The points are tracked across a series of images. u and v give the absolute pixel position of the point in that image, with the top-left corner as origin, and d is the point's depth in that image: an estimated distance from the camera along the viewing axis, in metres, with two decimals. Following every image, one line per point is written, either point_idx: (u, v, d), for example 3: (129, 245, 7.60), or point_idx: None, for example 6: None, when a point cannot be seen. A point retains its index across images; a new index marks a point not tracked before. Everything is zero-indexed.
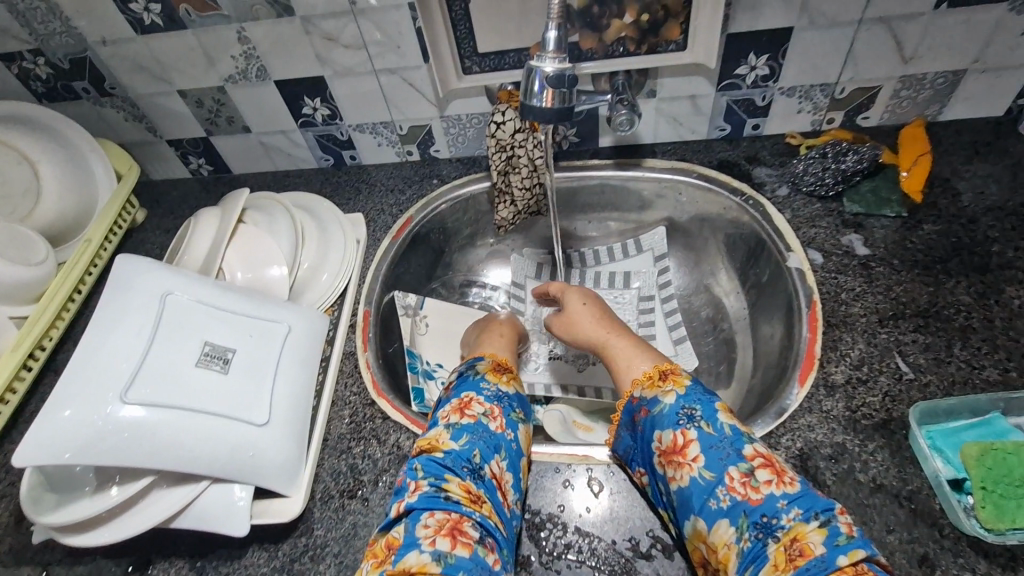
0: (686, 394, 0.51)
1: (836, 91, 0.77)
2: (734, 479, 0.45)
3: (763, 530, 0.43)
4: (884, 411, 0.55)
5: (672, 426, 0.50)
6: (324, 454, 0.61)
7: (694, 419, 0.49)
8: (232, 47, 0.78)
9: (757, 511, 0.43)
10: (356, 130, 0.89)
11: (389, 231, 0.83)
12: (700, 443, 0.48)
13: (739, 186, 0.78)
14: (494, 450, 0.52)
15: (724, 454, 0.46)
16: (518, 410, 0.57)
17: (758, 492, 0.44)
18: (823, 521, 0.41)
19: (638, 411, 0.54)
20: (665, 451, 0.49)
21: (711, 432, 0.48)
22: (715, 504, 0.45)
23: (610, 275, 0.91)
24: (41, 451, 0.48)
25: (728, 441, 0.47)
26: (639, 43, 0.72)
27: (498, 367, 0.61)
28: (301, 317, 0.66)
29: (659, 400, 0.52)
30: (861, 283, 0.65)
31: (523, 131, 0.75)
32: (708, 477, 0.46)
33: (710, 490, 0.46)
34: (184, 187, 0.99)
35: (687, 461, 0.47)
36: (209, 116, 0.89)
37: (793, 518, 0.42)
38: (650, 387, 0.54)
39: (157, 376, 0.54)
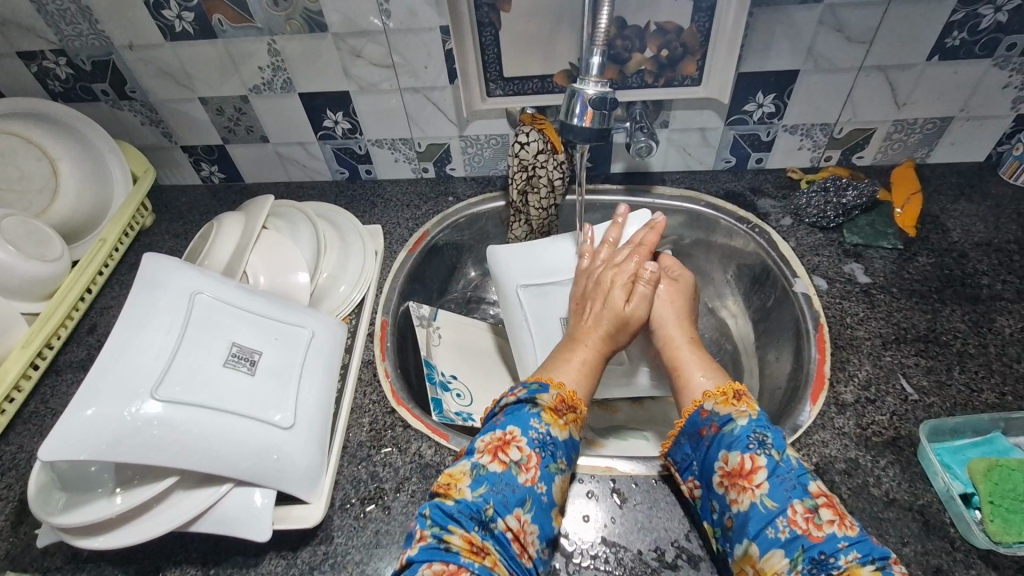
0: (758, 419, 0.53)
1: (835, 131, 0.82)
2: (797, 513, 0.47)
3: (819, 565, 0.44)
4: (892, 429, 0.58)
5: (742, 449, 0.51)
6: (344, 462, 0.60)
7: (766, 448, 0.50)
8: (260, 59, 0.80)
9: (815, 547, 0.44)
10: (375, 145, 0.91)
11: (405, 243, 0.84)
12: (768, 472, 0.49)
13: (745, 215, 0.82)
14: (517, 503, 0.49)
15: (789, 485, 0.48)
16: (562, 460, 0.53)
17: (820, 530, 0.45)
18: (880, 567, 0.43)
19: (707, 426, 0.54)
20: (731, 473, 0.51)
21: (782, 466, 0.49)
22: (772, 533, 0.46)
23: None
24: (67, 447, 0.47)
25: (793, 474, 0.49)
26: (656, 76, 0.76)
27: (560, 407, 0.55)
28: (323, 324, 0.66)
29: (733, 420, 0.53)
30: (864, 309, 0.69)
31: (545, 152, 0.77)
32: (769, 505, 0.48)
33: (769, 519, 0.47)
34: (194, 193, 0.99)
35: (751, 486, 0.49)
36: (228, 124, 0.90)
37: (850, 559, 0.43)
38: (724, 403, 0.55)
39: (187, 376, 0.53)
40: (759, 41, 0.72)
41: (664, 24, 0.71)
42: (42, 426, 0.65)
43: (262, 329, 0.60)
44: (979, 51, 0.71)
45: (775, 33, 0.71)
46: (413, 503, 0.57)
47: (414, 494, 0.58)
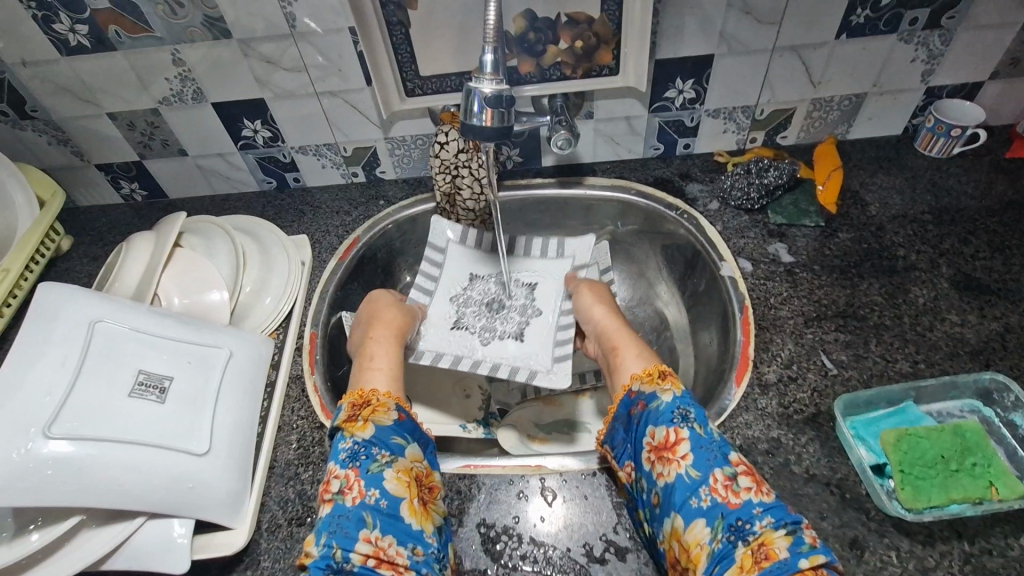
0: (682, 396, 0.54)
1: (756, 113, 0.83)
2: (718, 481, 0.47)
3: (736, 533, 0.44)
4: (813, 406, 0.59)
5: (666, 423, 0.52)
6: (271, 483, 0.59)
7: (688, 420, 0.52)
8: (165, 70, 0.77)
9: (734, 514, 0.45)
10: (299, 152, 0.88)
11: (335, 252, 0.83)
12: (691, 443, 0.50)
13: (674, 201, 0.83)
14: (358, 528, 0.48)
15: (711, 455, 0.49)
16: (382, 455, 0.53)
17: (738, 496, 0.46)
18: (791, 531, 0.44)
19: (636, 406, 0.56)
20: (657, 445, 0.51)
21: (701, 433, 0.51)
22: (696, 503, 0.47)
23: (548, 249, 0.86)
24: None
25: (716, 445, 0.50)
26: (574, 68, 0.76)
27: (354, 413, 0.56)
28: (243, 342, 0.64)
29: (659, 396, 0.54)
30: (787, 289, 0.70)
31: (465, 152, 0.75)
32: (693, 475, 0.48)
33: (693, 489, 0.48)
34: (115, 213, 0.95)
35: (676, 457, 0.50)
36: (142, 139, 0.86)
37: (765, 525, 0.44)
38: (650, 382, 0.56)
39: (87, 411, 0.51)
40: (671, 27, 0.72)
41: (575, 15, 0.71)
42: None
43: (192, 350, 0.59)
44: (884, 27, 0.73)
45: (686, 18, 0.71)
46: None
47: None
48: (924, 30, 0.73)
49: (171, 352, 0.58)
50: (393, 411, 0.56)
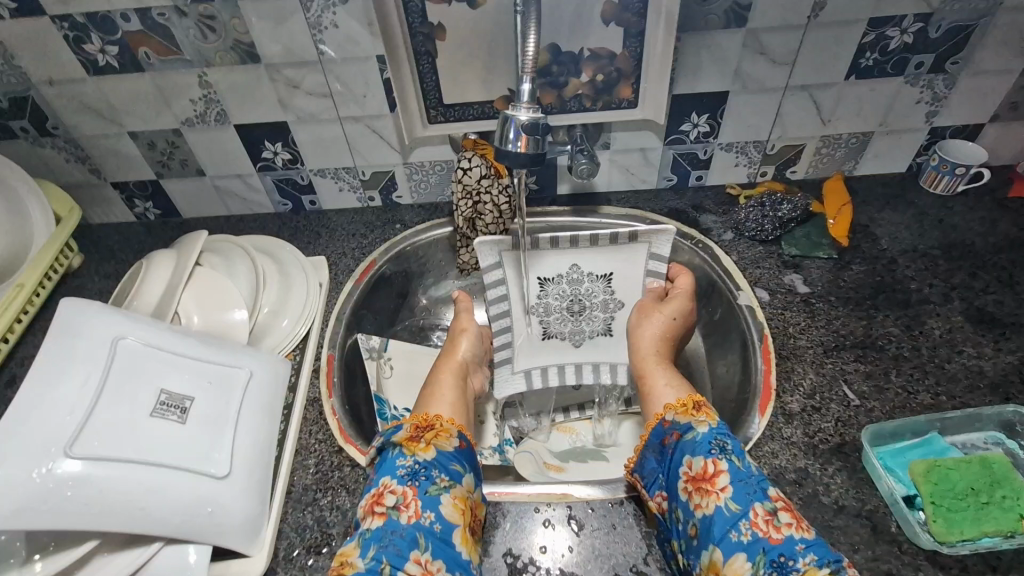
0: (718, 427, 0.54)
1: (767, 148, 0.85)
2: (758, 515, 0.47)
3: (779, 569, 0.44)
4: (838, 436, 0.59)
5: (704, 454, 0.52)
6: (288, 509, 0.58)
7: (725, 452, 0.52)
8: (191, 91, 0.77)
9: (776, 550, 0.45)
10: (317, 175, 0.89)
11: (351, 274, 0.83)
12: (730, 476, 0.50)
13: (689, 231, 0.84)
14: (410, 548, 0.48)
15: (751, 489, 0.49)
16: (441, 478, 0.53)
17: (779, 531, 0.46)
18: (834, 570, 0.43)
19: (670, 435, 0.56)
20: (694, 476, 0.51)
21: (740, 466, 0.51)
22: (736, 537, 0.47)
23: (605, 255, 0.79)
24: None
25: (754, 479, 0.50)
26: (594, 100, 0.78)
27: (416, 434, 0.56)
28: (263, 363, 0.64)
29: (694, 428, 0.54)
30: (806, 319, 0.71)
31: (489, 177, 0.77)
32: (733, 509, 0.48)
33: (733, 522, 0.48)
34: (128, 231, 0.95)
35: (715, 489, 0.50)
36: (161, 159, 0.87)
37: (808, 562, 0.44)
38: (684, 413, 0.56)
39: (108, 430, 0.49)
40: (689, 64, 0.75)
41: (598, 50, 0.73)
42: None
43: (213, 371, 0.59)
44: (892, 70, 0.76)
45: (704, 56, 0.74)
46: None
47: None
48: (929, 73, 0.76)
49: (194, 372, 0.57)
50: (454, 439, 0.57)
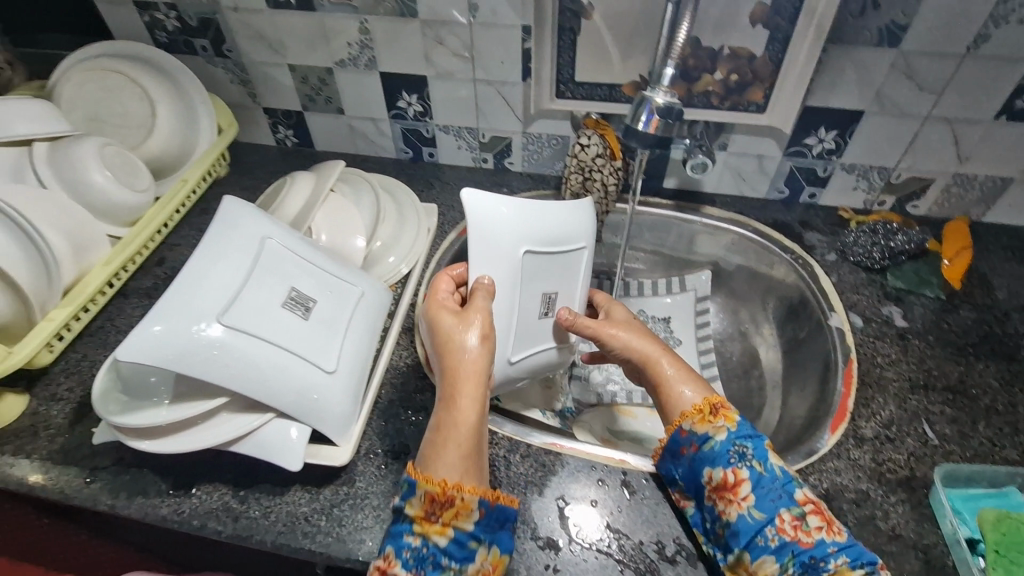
0: (737, 430, 0.54)
1: (892, 176, 0.83)
2: (785, 521, 0.49)
3: (809, 568, 0.46)
4: (908, 469, 0.58)
5: (723, 464, 0.53)
6: (374, 415, 0.65)
7: (745, 457, 0.52)
8: (350, 35, 0.86)
9: (806, 552, 0.47)
10: (441, 130, 0.96)
11: (456, 226, 0.89)
12: (751, 484, 0.51)
13: (790, 245, 0.83)
14: None
15: (775, 495, 0.50)
16: (449, 566, 0.49)
17: (809, 535, 0.48)
18: (868, 572, 0.45)
19: (686, 445, 0.56)
20: (716, 485, 0.53)
21: (761, 472, 0.51)
22: (762, 541, 0.49)
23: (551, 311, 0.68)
24: (138, 351, 0.51)
25: (779, 484, 0.50)
26: (722, 98, 0.79)
27: (429, 510, 0.49)
28: (373, 287, 0.71)
29: (711, 436, 0.54)
30: (897, 351, 0.69)
31: (603, 156, 0.80)
32: (757, 515, 0.50)
33: (758, 529, 0.49)
34: (268, 153, 1.06)
35: (738, 498, 0.51)
36: (310, 93, 0.96)
37: (839, 562, 0.46)
38: (701, 422, 0.55)
39: (249, 309, 0.58)
40: (828, 77, 0.74)
41: (738, 50, 0.73)
42: (102, 340, 0.74)
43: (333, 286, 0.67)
44: None
45: (846, 71, 0.73)
46: None
47: None
48: None
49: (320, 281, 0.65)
50: (474, 513, 0.50)
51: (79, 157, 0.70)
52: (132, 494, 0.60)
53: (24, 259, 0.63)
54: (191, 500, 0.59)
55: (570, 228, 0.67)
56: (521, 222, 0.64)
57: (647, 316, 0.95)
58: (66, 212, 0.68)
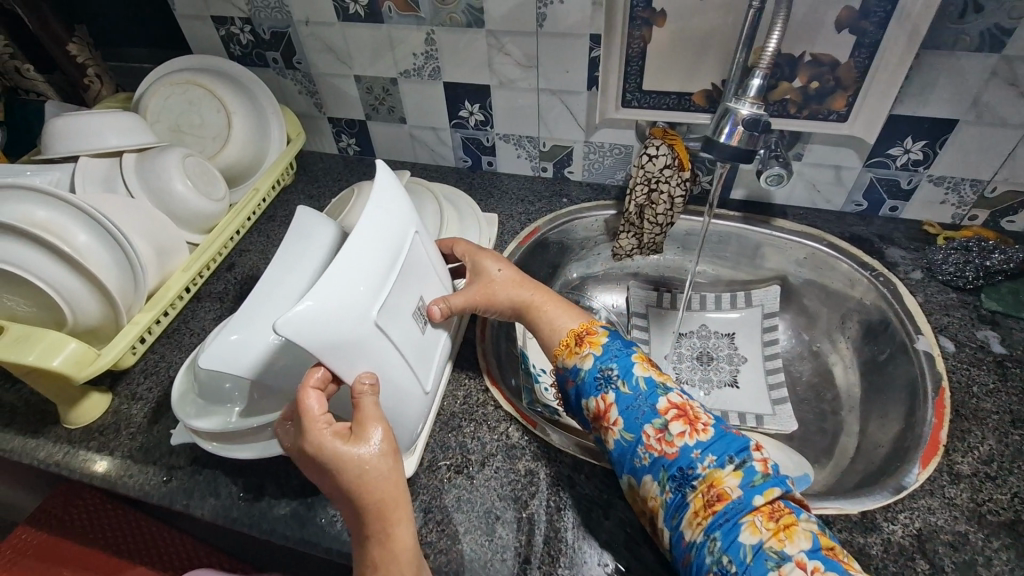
0: (601, 355, 0.61)
1: (987, 189, 0.77)
2: (651, 437, 0.55)
3: (682, 480, 0.52)
4: (1012, 511, 0.54)
5: (593, 395, 0.60)
6: (437, 427, 0.65)
7: (613, 381, 0.59)
8: (416, 46, 0.86)
9: (674, 465, 0.53)
10: (502, 139, 0.95)
11: (516, 236, 0.89)
12: (619, 406, 0.58)
13: (870, 261, 0.78)
14: None
15: (639, 413, 0.56)
16: None
17: (672, 445, 0.54)
18: (737, 464, 0.51)
19: (567, 380, 0.63)
20: (594, 414, 0.60)
21: (625, 394, 0.58)
22: (640, 462, 0.55)
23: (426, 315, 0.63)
24: (220, 362, 0.54)
25: (642, 398, 0.57)
26: (800, 107, 0.75)
27: None
28: None
29: (580, 367, 0.62)
30: (995, 381, 0.64)
31: (671, 167, 0.78)
32: (628, 437, 0.56)
33: (634, 450, 0.55)
34: (331, 161, 1.09)
35: (611, 424, 0.58)
36: (374, 103, 0.98)
37: (708, 466, 0.52)
38: (569, 356, 0.63)
39: None
40: (920, 84, 0.69)
41: (820, 56, 0.70)
42: (178, 343, 0.77)
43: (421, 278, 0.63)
44: None
45: (941, 79, 0.68)
46: (495, 478, 0.61)
47: (497, 470, 0.61)
48: None
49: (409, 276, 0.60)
50: None
51: (164, 165, 0.73)
52: (205, 495, 0.62)
53: (112, 262, 0.65)
54: (260, 503, 0.61)
55: (379, 245, 0.55)
56: (338, 276, 0.51)
57: (709, 331, 0.92)
58: (152, 219, 0.71)
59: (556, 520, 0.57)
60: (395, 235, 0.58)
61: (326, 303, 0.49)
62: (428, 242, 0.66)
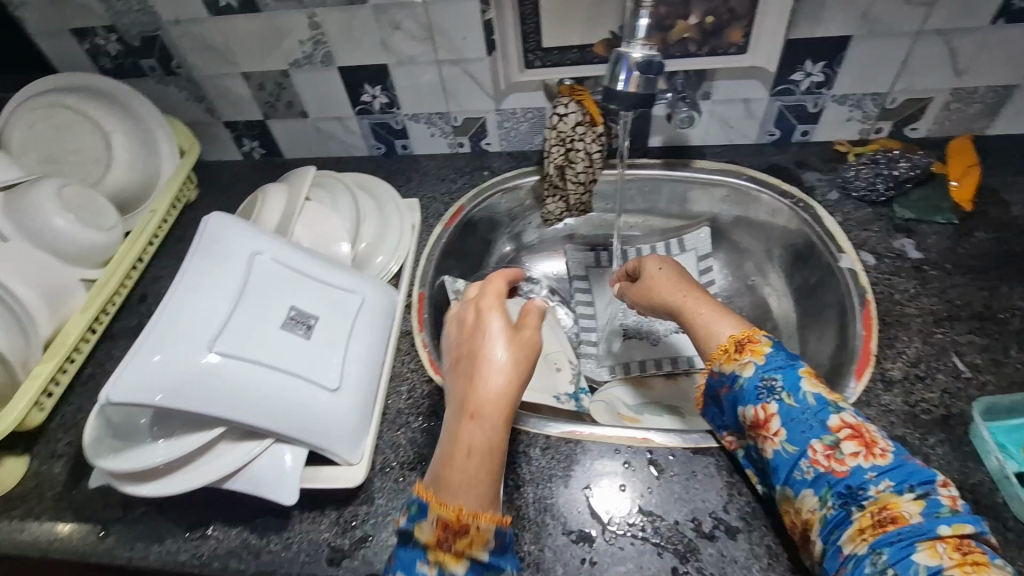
0: (765, 363, 0.53)
1: (887, 101, 0.78)
2: (818, 452, 0.48)
3: (848, 498, 0.45)
4: (943, 407, 0.56)
5: (753, 402, 0.52)
6: (384, 427, 0.63)
7: (775, 391, 0.52)
8: (301, 33, 0.81)
9: (842, 483, 0.46)
10: (411, 120, 0.91)
11: (441, 218, 0.86)
12: (782, 417, 0.50)
13: (789, 188, 0.80)
14: None
15: (806, 427, 0.49)
16: None
17: (844, 464, 0.47)
18: (919, 493, 0.44)
19: (721, 386, 0.56)
20: (750, 423, 0.53)
21: (792, 405, 0.50)
22: (800, 475, 0.48)
23: (310, 320, 0.60)
24: (131, 395, 0.49)
25: (811, 413, 0.50)
26: (700, 44, 0.74)
27: (443, 538, 0.44)
28: (375, 293, 0.68)
29: (738, 374, 0.54)
30: (915, 286, 0.66)
31: (583, 124, 0.77)
32: (791, 450, 0.49)
33: (794, 463, 0.49)
34: (237, 169, 1.02)
35: (770, 435, 0.51)
36: (270, 100, 0.91)
37: (882, 489, 0.44)
38: (727, 361, 0.56)
39: (242, 335, 0.56)
40: (810, 5, 0.69)
41: None
42: (95, 389, 0.71)
43: (297, 290, 0.61)
44: None
45: None
46: None
47: None
48: None
49: (272, 296, 0.59)
50: (489, 545, 0.45)
51: (37, 202, 0.67)
52: (148, 544, 0.58)
53: None
54: (207, 541, 0.57)
55: (209, 285, 0.56)
56: (170, 327, 0.53)
57: None
58: (28, 263, 0.66)
59: (517, 498, 0.56)
60: (228, 268, 0.58)
61: (151, 363, 0.50)
62: (293, 254, 0.63)
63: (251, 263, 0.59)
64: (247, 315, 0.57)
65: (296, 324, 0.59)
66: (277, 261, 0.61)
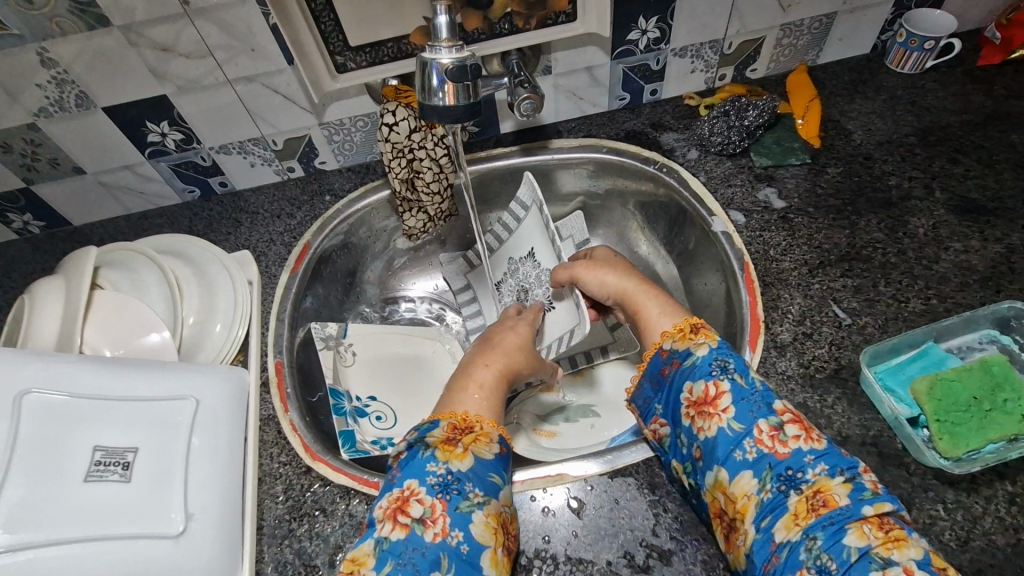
0: (720, 346, 0.50)
1: (724, 47, 0.76)
2: (762, 432, 0.45)
3: (787, 482, 0.42)
4: (834, 361, 0.56)
5: (705, 377, 0.49)
6: (262, 547, 0.52)
7: (728, 371, 0.48)
8: (35, 75, 0.62)
9: (782, 464, 0.43)
10: (220, 152, 0.76)
11: (284, 263, 0.73)
12: (732, 395, 0.47)
13: (649, 154, 0.76)
14: (432, 569, 0.41)
15: (755, 406, 0.46)
16: (475, 493, 0.45)
17: (786, 445, 0.44)
18: (848, 477, 0.41)
19: (669, 363, 0.52)
20: (696, 400, 0.49)
21: (742, 384, 0.48)
22: (740, 455, 0.45)
23: (127, 454, 0.48)
24: None
25: (759, 395, 0.47)
26: (526, 18, 0.66)
27: (452, 436, 0.48)
28: (215, 387, 0.55)
29: (693, 352, 0.50)
30: (786, 237, 0.65)
31: (420, 130, 0.68)
32: (736, 427, 0.46)
33: (737, 441, 0.45)
34: (10, 250, 0.80)
35: (718, 411, 0.47)
36: (25, 162, 0.72)
37: (817, 472, 0.42)
38: (681, 339, 0.52)
39: (30, 507, 0.43)
40: None
41: None
42: None
43: (100, 421, 0.48)
44: None
45: None
46: None
47: None
48: None
49: (65, 442, 0.47)
50: (495, 444, 0.49)
51: None
52: None
53: None
54: None
55: None
56: None
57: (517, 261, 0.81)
58: None
59: None
60: None
61: None
62: (84, 373, 0.49)
63: (21, 408, 0.46)
64: (32, 479, 0.44)
65: (107, 466, 0.47)
66: (61, 391, 0.48)
